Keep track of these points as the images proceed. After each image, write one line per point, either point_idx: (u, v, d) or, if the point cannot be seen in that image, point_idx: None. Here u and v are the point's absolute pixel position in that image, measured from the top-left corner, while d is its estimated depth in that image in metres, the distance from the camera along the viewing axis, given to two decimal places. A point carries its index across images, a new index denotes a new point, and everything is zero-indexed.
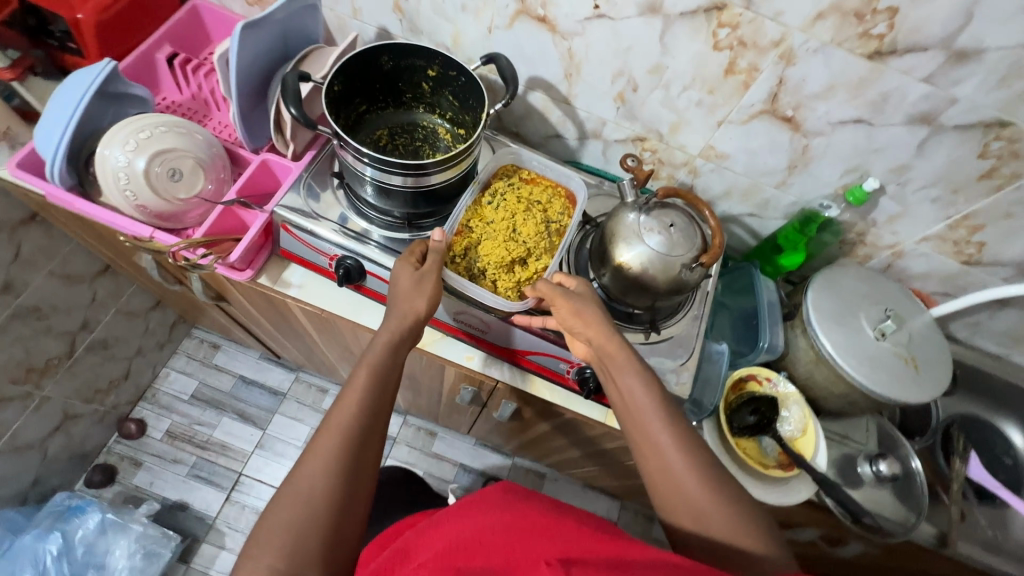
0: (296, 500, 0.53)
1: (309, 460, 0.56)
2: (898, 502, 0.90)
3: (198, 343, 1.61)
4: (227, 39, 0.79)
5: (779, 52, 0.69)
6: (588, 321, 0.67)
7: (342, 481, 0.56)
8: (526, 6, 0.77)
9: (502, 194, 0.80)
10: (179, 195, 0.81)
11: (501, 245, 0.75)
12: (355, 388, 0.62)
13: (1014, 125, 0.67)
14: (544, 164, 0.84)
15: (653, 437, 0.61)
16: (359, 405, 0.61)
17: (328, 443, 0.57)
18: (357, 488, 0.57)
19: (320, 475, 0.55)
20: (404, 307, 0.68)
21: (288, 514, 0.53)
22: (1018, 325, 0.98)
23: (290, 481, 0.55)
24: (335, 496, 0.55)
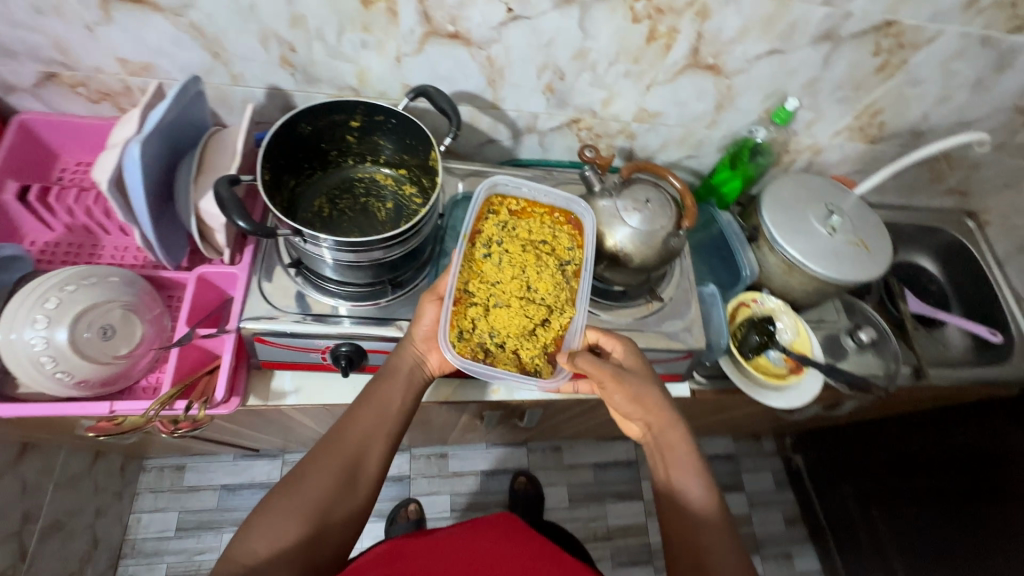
0: (288, 502, 0.59)
1: (310, 469, 0.62)
2: (880, 359, 1.04)
3: (157, 473, 1.49)
4: (107, 159, 0.66)
5: (694, 11, 0.71)
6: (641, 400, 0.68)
7: (331, 499, 0.61)
8: (434, 26, 0.71)
9: (502, 245, 0.75)
10: (121, 351, 0.69)
11: (518, 310, 0.71)
12: (358, 419, 0.66)
13: (898, 22, 0.76)
14: (536, 192, 0.80)
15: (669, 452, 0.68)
16: (361, 436, 0.65)
17: (329, 462, 0.62)
18: (345, 508, 0.61)
19: (316, 485, 0.61)
20: (411, 351, 0.71)
21: (280, 508, 0.59)
22: (914, 177, 1.14)
23: (292, 479, 0.61)
24: (322, 513, 0.60)
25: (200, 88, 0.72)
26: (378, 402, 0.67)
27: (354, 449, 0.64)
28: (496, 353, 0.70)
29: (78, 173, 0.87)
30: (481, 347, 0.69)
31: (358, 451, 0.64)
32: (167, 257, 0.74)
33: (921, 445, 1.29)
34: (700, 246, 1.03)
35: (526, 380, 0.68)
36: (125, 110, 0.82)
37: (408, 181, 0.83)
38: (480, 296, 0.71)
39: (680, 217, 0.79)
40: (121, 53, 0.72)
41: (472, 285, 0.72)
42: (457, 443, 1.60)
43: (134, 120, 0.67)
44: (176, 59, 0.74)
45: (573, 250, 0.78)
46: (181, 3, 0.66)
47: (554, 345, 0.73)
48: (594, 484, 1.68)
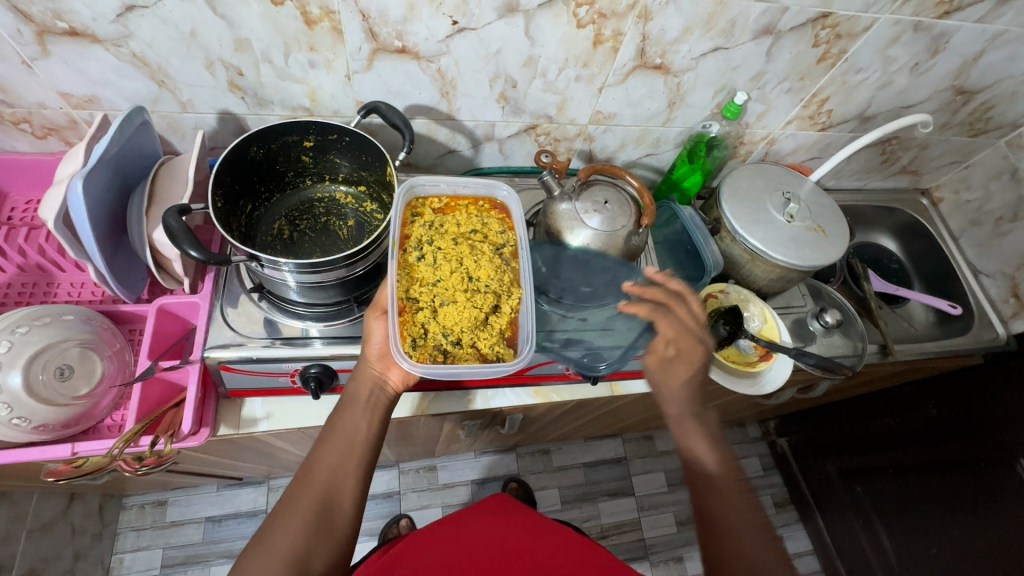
0: (262, 557, 0.57)
1: (281, 516, 0.60)
2: (846, 340, 1.06)
3: (140, 511, 1.48)
4: (52, 197, 0.65)
5: (636, 13, 0.72)
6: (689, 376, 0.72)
7: (307, 544, 0.58)
8: (380, 42, 0.71)
9: (430, 243, 0.71)
10: (81, 391, 0.68)
11: (466, 304, 0.67)
12: (324, 455, 0.64)
13: (834, 14, 0.78)
14: (455, 185, 0.78)
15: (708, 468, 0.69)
16: (327, 472, 0.63)
17: (300, 505, 0.60)
18: (324, 550, 0.59)
19: (288, 530, 0.59)
20: (369, 374, 0.69)
21: (254, 562, 0.57)
22: (866, 160, 1.18)
23: (265, 530, 0.59)
24: (300, 561, 0.57)
25: (144, 118, 0.70)
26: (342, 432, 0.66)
27: (324, 487, 0.62)
28: (455, 351, 0.66)
29: (28, 212, 0.85)
30: (439, 349, 0.66)
31: (330, 487, 0.62)
32: (124, 291, 0.73)
33: (898, 420, 1.32)
34: (665, 241, 1.03)
35: (492, 369, 0.65)
36: (73, 143, 0.80)
37: (368, 198, 0.82)
38: (425, 300, 0.68)
39: (639, 215, 0.80)
40: (62, 87, 0.71)
41: (412, 291, 0.68)
42: (445, 454, 1.59)
43: (79, 155, 0.66)
44: (121, 90, 0.73)
45: (505, 233, 0.76)
46: (119, 34, 0.65)
47: (509, 331, 0.70)
48: (585, 484, 1.69)
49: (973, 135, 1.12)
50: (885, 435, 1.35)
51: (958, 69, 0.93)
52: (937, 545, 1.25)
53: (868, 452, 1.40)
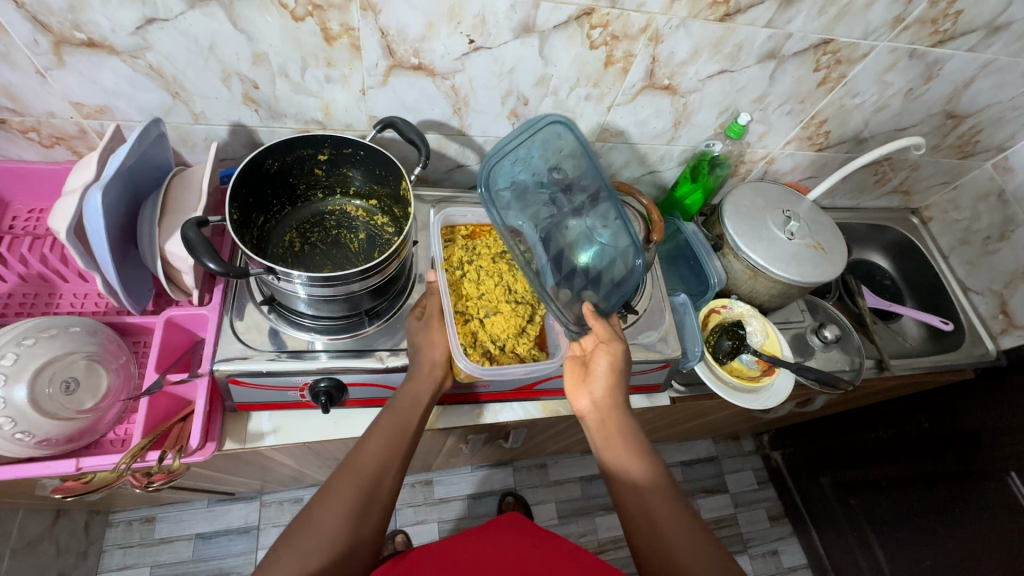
0: (306, 536, 0.57)
1: (329, 498, 0.60)
2: (845, 355, 1.08)
3: (127, 527, 1.44)
4: (65, 207, 0.64)
5: (647, 36, 0.74)
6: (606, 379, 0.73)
7: (353, 528, 0.59)
8: (397, 58, 0.72)
9: (470, 263, 0.83)
10: (87, 405, 0.67)
11: (510, 313, 0.79)
12: (373, 444, 0.65)
13: (835, 40, 0.81)
14: (477, 215, 0.89)
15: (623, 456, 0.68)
16: (377, 462, 0.64)
17: (349, 489, 0.61)
18: (362, 537, 0.60)
19: (335, 512, 0.59)
20: (424, 373, 0.72)
21: (297, 543, 0.57)
22: (860, 179, 1.21)
23: (309, 510, 0.59)
24: (344, 545, 0.58)
25: (160, 130, 0.70)
26: (391, 426, 0.67)
27: (374, 474, 0.63)
28: (500, 356, 0.77)
29: (31, 220, 0.84)
30: (486, 354, 0.76)
31: (378, 477, 0.63)
32: (132, 303, 0.72)
33: (891, 434, 1.35)
34: (669, 256, 1.07)
35: (534, 368, 0.76)
36: (81, 153, 0.80)
37: (379, 211, 0.83)
38: (472, 312, 0.78)
39: (649, 230, 0.83)
40: (74, 97, 0.70)
41: (461, 306, 0.79)
42: (442, 468, 1.58)
43: (92, 166, 0.66)
44: (134, 101, 0.72)
45: None
46: (137, 46, 0.65)
47: (541, 337, 0.81)
48: (582, 498, 1.68)
49: (962, 157, 1.16)
50: (879, 449, 1.37)
51: (949, 94, 0.96)
52: (930, 558, 1.27)
53: (863, 466, 1.42)
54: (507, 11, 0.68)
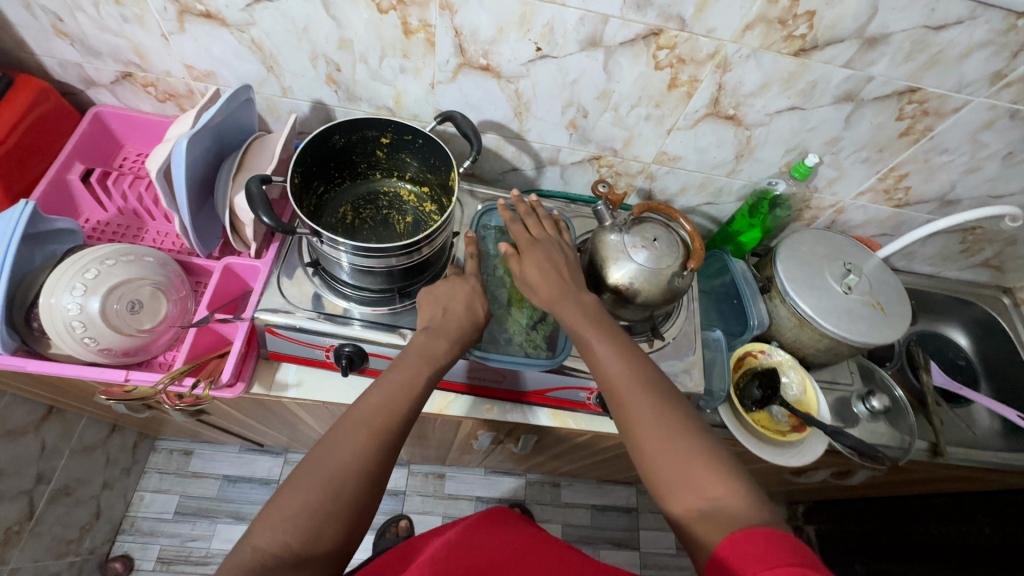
0: (312, 491, 0.54)
1: (330, 451, 0.57)
2: (893, 430, 0.99)
3: (168, 455, 1.58)
4: (160, 152, 0.73)
5: (715, 62, 0.74)
6: (571, 298, 0.72)
7: (368, 479, 0.57)
8: (467, 58, 0.76)
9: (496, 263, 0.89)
10: (144, 326, 0.75)
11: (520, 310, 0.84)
12: (382, 390, 0.62)
13: (922, 90, 0.76)
14: None
15: (662, 441, 0.61)
16: (388, 417, 0.61)
17: (356, 440, 0.58)
18: (373, 492, 0.58)
19: (344, 466, 0.56)
20: (447, 336, 0.69)
21: (301, 503, 0.54)
22: (944, 246, 1.12)
23: (307, 464, 0.57)
24: (359, 493, 0.56)
25: (249, 96, 0.79)
26: (400, 385, 0.64)
27: (387, 428, 0.60)
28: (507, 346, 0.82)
29: (137, 162, 0.96)
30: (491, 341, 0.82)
31: (390, 429, 0.60)
32: (200, 246, 0.81)
33: (944, 532, 1.20)
34: (712, 291, 1.04)
35: (531, 363, 0.78)
36: (186, 110, 0.90)
37: (429, 199, 0.87)
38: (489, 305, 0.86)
39: (686, 258, 0.80)
40: (188, 60, 0.81)
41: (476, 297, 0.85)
42: (455, 465, 1.60)
43: (189, 120, 0.75)
44: (235, 70, 0.82)
45: None
46: (245, 21, 0.73)
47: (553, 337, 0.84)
48: (590, 526, 1.64)
49: None
50: (928, 547, 1.23)
51: None
52: None
53: (905, 560, 1.28)
54: (576, 24, 0.70)
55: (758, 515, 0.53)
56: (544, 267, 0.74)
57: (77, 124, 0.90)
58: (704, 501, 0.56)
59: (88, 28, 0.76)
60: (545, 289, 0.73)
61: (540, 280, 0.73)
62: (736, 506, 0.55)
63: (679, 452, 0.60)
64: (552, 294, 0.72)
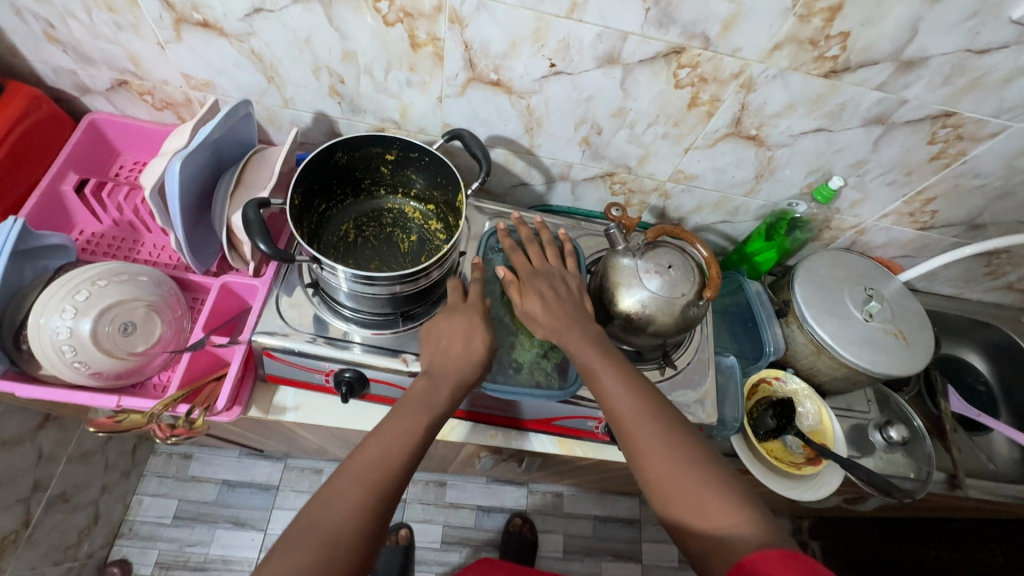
0: (302, 556, 0.50)
1: (323, 510, 0.54)
2: (910, 460, 0.96)
3: (167, 458, 1.57)
4: (154, 169, 0.69)
5: (739, 82, 0.70)
6: (576, 323, 0.71)
7: (366, 535, 0.54)
8: (477, 72, 0.73)
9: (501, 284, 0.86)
10: (137, 348, 0.72)
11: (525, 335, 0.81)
12: (381, 434, 0.60)
13: (958, 114, 0.72)
14: None
15: (675, 478, 0.58)
16: (387, 463, 0.58)
17: (350, 496, 0.55)
18: (366, 556, 0.54)
19: (336, 527, 0.53)
20: (450, 382, 0.66)
21: (288, 572, 0.49)
22: (968, 269, 1.08)
23: (295, 526, 0.53)
24: (352, 557, 0.52)
25: (248, 109, 0.75)
26: (397, 436, 0.60)
27: (383, 483, 0.57)
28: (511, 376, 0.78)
29: (133, 171, 0.92)
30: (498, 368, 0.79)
31: (386, 484, 0.57)
32: (196, 263, 0.78)
33: (955, 558, 1.17)
34: (725, 312, 1.01)
35: (537, 394, 0.75)
36: (184, 119, 0.87)
37: (434, 216, 0.84)
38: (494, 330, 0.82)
39: (702, 285, 0.76)
40: (185, 70, 0.77)
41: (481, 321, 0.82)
42: (457, 474, 1.58)
43: (186, 134, 0.71)
44: (234, 79, 0.78)
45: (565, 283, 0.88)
46: (244, 31, 0.70)
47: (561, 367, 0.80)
48: (592, 538, 1.62)
49: None
50: (935, 573, 1.20)
51: None
52: None
53: None
54: (593, 40, 0.66)
55: (773, 539, 0.51)
56: (545, 296, 0.73)
57: (72, 132, 0.86)
58: (718, 529, 0.54)
59: (81, 35, 0.72)
60: (547, 321, 0.71)
61: (542, 311, 0.71)
62: (751, 533, 0.52)
63: (691, 481, 0.57)
64: (555, 324, 0.71)
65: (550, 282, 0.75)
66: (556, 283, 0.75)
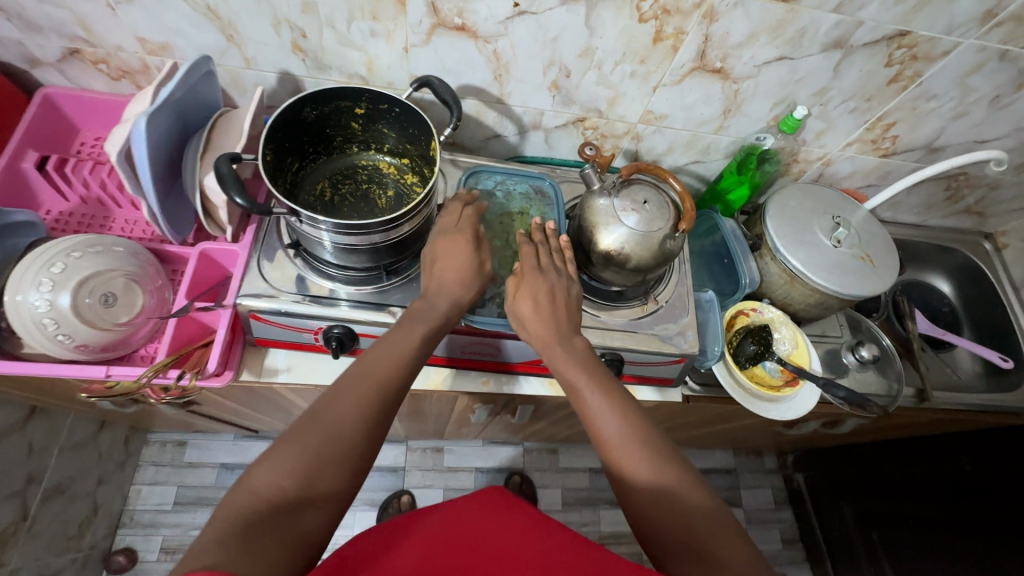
0: (316, 437, 0.54)
1: (329, 403, 0.57)
2: (881, 378, 1.01)
3: (161, 447, 1.57)
4: (118, 134, 0.68)
5: (701, 12, 0.71)
6: (565, 340, 0.70)
7: (369, 433, 0.57)
8: (441, 17, 0.72)
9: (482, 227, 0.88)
10: (121, 319, 0.71)
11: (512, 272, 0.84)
12: (381, 353, 0.63)
13: (912, 33, 0.74)
14: (505, 181, 0.90)
15: (635, 454, 0.60)
16: (387, 373, 0.61)
17: (356, 394, 0.58)
18: (370, 442, 0.57)
19: (346, 418, 0.56)
20: (448, 302, 0.70)
21: (299, 446, 0.53)
22: (929, 195, 1.12)
23: (307, 415, 0.56)
24: (359, 443, 0.56)
25: (209, 68, 0.74)
26: (400, 347, 0.64)
27: (387, 385, 0.60)
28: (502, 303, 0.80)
29: (95, 147, 0.90)
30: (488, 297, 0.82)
31: (390, 384, 0.60)
32: (172, 232, 0.77)
33: (927, 471, 1.25)
34: (702, 252, 1.04)
35: None
36: (143, 88, 0.85)
37: (410, 170, 0.84)
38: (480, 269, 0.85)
39: (678, 219, 0.78)
40: (140, 33, 0.75)
41: None
42: (453, 438, 1.61)
43: (147, 97, 0.70)
44: (192, 41, 0.76)
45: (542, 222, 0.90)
46: None
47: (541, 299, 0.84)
48: (588, 488, 1.68)
49: None
50: (908, 485, 1.29)
51: None
52: None
53: (887, 500, 1.35)
54: None
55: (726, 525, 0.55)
56: (539, 298, 0.72)
57: (26, 109, 0.84)
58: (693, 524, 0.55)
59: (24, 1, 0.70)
60: (536, 324, 0.71)
61: (531, 313, 0.71)
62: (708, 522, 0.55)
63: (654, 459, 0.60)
64: (546, 333, 0.71)
65: (555, 289, 0.73)
66: (563, 291, 0.74)
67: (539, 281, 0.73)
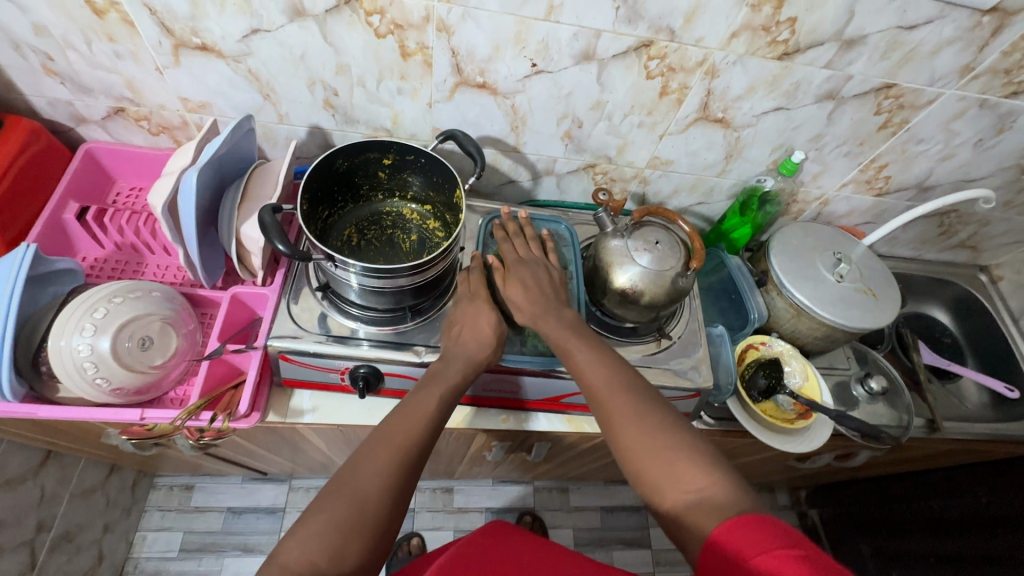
0: (342, 508, 0.54)
1: (352, 473, 0.57)
2: (891, 409, 1.03)
3: (168, 491, 1.54)
4: (163, 186, 0.72)
5: (704, 69, 0.77)
6: (552, 311, 0.73)
7: (394, 498, 0.57)
8: (464, 76, 0.78)
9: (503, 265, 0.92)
10: (156, 361, 0.74)
11: None
12: (402, 414, 0.63)
13: (898, 85, 0.80)
14: None
15: (640, 431, 0.60)
16: (410, 434, 0.61)
17: (378, 459, 0.58)
18: (394, 513, 0.57)
19: (366, 484, 0.56)
20: (462, 362, 0.70)
21: (326, 519, 0.53)
22: (923, 231, 1.17)
23: (335, 485, 0.56)
24: (382, 508, 0.56)
25: (250, 126, 0.80)
26: (419, 408, 0.64)
27: (409, 446, 0.60)
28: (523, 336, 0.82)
29: (131, 197, 0.95)
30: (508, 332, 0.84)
31: (414, 446, 0.60)
32: (206, 277, 0.80)
33: (944, 505, 1.24)
34: (710, 288, 1.07)
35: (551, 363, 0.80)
36: (180, 142, 0.90)
37: (432, 216, 0.88)
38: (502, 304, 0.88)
39: (689, 258, 0.82)
40: (183, 93, 0.80)
41: None
42: (463, 478, 1.59)
43: (190, 152, 0.75)
44: (231, 99, 0.82)
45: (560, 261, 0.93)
46: (241, 52, 0.74)
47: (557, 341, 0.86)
48: (601, 528, 1.65)
49: None
50: (926, 519, 1.28)
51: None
52: None
53: (906, 535, 1.33)
54: (570, 39, 0.72)
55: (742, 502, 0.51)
56: (527, 283, 0.76)
57: (68, 163, 0.89)
58: (688, 495, 0.53)
59: (80, 66, 0.76)
60: (527, 305, 0.74)
61: (524, 296, 0.74)
62: (722, 497, 0.52)
63: (655, 437, 0.59)
64: (534, 310, 0.73)
65: (544, 274, 0.78)
66: (550, 275, 0.78)
67: (527, 270, 0.77)
